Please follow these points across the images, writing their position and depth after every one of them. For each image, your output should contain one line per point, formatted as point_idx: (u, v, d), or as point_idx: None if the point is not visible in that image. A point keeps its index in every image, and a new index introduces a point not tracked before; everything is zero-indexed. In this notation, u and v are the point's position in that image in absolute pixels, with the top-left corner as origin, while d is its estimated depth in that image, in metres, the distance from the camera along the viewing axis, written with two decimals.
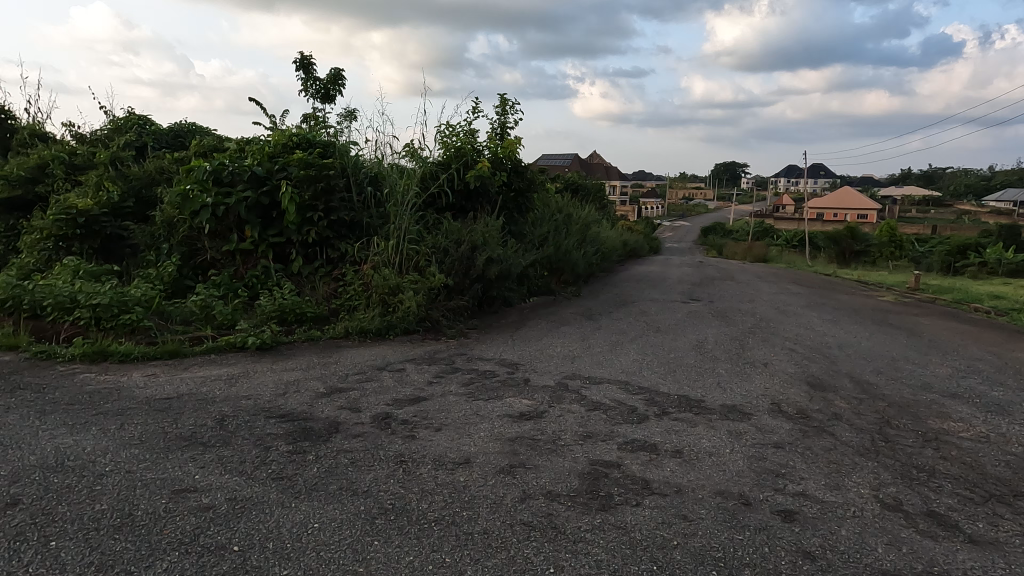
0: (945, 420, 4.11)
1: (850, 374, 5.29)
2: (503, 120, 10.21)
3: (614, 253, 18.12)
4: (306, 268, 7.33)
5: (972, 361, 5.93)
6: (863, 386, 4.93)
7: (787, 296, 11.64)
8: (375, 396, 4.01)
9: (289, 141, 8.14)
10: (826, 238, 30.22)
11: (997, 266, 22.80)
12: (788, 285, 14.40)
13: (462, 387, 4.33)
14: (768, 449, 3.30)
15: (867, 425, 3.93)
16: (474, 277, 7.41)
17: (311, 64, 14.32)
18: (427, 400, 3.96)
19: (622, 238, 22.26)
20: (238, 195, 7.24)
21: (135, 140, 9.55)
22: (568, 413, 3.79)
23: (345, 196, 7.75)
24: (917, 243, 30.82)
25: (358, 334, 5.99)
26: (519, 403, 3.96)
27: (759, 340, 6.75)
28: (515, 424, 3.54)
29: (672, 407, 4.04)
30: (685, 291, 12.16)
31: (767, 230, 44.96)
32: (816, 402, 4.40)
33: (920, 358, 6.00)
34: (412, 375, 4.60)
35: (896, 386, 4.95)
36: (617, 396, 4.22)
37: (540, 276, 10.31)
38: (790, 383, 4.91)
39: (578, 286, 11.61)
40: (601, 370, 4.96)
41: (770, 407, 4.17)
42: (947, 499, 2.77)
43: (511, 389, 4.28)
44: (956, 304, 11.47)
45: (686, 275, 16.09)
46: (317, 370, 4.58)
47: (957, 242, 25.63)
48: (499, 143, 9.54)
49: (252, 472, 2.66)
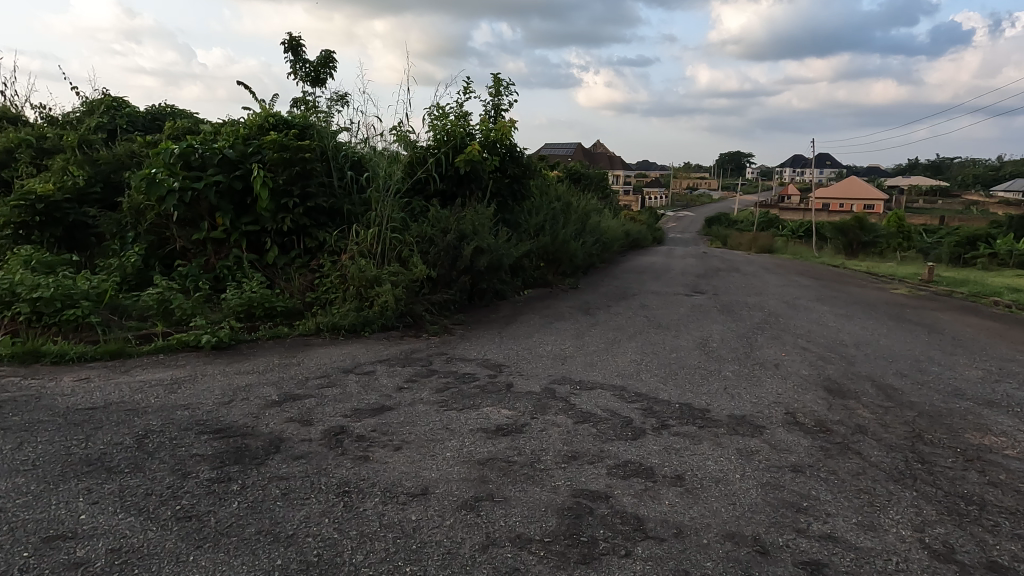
0: (985, 434, 3.61)
1: (871, 378, 4.78)
2: (496, 102, 9.65)
3: (615, 243, 17.59)
4: (281, 258, 6.84)
5: (1003, 362, 5.41)
6: (886, 392, 4.41)
7: (795, 289, 11.08)
8: (333, 405, 3.52)
9: (264, 122, 7.59)
10: (832, 228, 29.50)
11: (1008, 257, 22.14)
12: (795, 277, 13.81)
13: (436, 394, 3.83)
14: (786, 475, 2.79)
15: (896, 440, 3.44)
16: (462, 269, 6.89)
17: (301, 48, 13.73)
18: (392, 410, 3.46)
19: (623, 228, 21.65)
20: (207, 179, 6.73)
21: (108, 123, 9.02)
22: (552, 427, 3.29)
23: (324, 181, 7.22)
24: (925, 235, 30.12)
25: (330, 330, 5.50)
26: (497, 414, 3.46)
27: (768, 338, 6.22)
28: (489, 441, 3.03)
29: (673, 418, 3.53)
30: (688, 283, 11.61)
31: (772, 221, 44.25)
32: (836, 412, 3.88)
33: (946, 359, 5.47)
34: (381, 380, 4.10)
35: (924, 392, 4.43)
36: (609, 405, 3.71)
37: (536, 268, 9.80)
38: (805, 389, 4.40)
39: (576, 277, 11.10)
40: (593, 374, 4.45)
41: (784, 419, 3.66)
42: (1009, 545, 2.27)
43: (490, 397, 3.78)
44: (973, 298, 10.88)
45: (689, 267, 15.49)
46: (275, 373, 4.10)
47: (967, 233, 24.97)
48: (492, 127, 8.99)
49: (155, 510, 2.17)
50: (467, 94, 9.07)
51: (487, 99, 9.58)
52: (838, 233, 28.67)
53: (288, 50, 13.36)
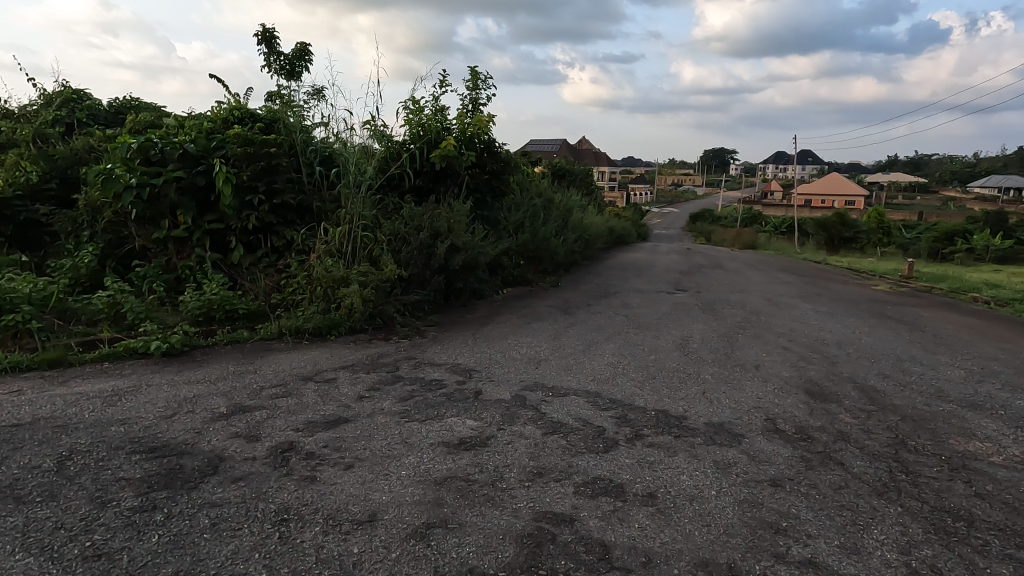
0: (970, 439, 3.47)
1: (854, 380, 4.64)
2: (474, 96, 9.40)
3: (599, 240, 17.45)
4: (246, 258, 6.55)
5: (986, 361, 5.31)
6: (868, 394, 4.27)
7: (777, 285, 11.01)
8: (285, 417, 3.29)
9: (229, 116, 7.26)
10: (815, 224, 29.69)
11: (985, 252, 22.42)
12: (778, 273, 13.77)
13: (398, 403, 3.61)
14: (764, 490, 2.62)
15: (879, 448, 3.29)
16: (436, 268, 6.65)
17: (275, 40, 13.33)
18: (348, 423, 3.23)
19: (607, 225, 21.51)
20: (167, 175, 6.41)
21: (67, 117, 8.61)
22: (519, 439, 3.09)
23: (292, 177, 6.93)
24: (904, 230, 30.46)
25: (295, 334, 5.24)
26: (461, 426, 3.24)
27: (749, 338, 6.08)
28: (449, 457, 2.82)
29: (648, 427, 3.35)
30: (670, 280, 11.49)
31: (755, 217, 44.53)
32: (817, 418, 3.73)
33: (928, 358, 5.37)
34: (342, 388, 3.86)
35: (907, 394, 4.30)
36: (582, 413, 3.52)
37: (516, 266, 9.58)
38: (786, 392, 4.25)
39: (557, 275, 10.92)
40: (567, 379, 4.26)
41: (764, 426, 3.49)
42: (999, 568, 2.11)
43: (456, 406, 3.57)
44: (953, 294, 10.89)
45: (672, 263, 15.40)
46: (228, 382, 3.84)
47: (945, 228, 25.25)
48: (470, 121, 8.74)
49: (60, 548, 1.93)
50: (443, 87, 8.81)
51: (464, 92, 9.32)
52: (820, 229, 28.86)
53: (262, 42, 12.96)
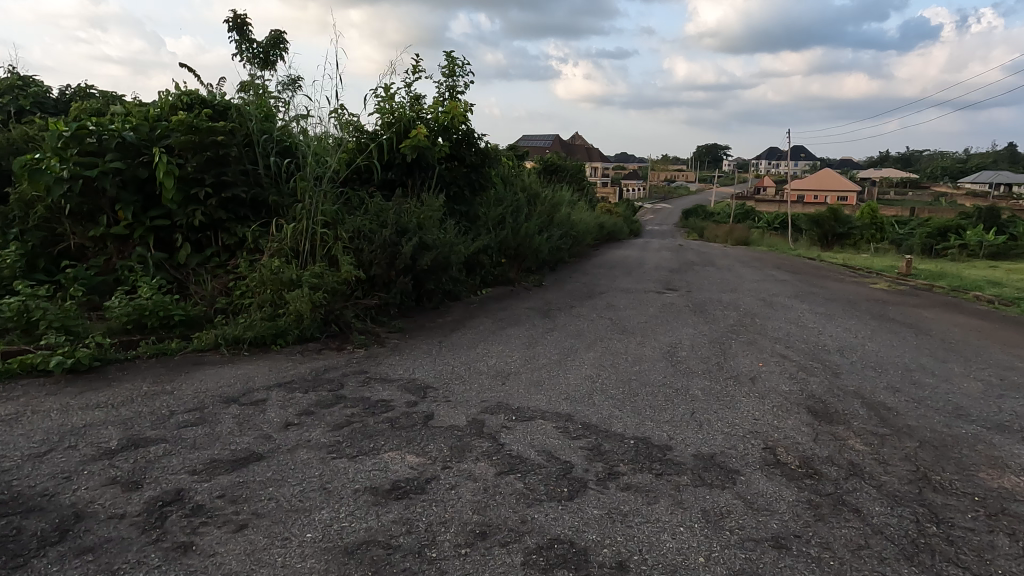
0: (1002, 472, 2.96)
1: (861, 395, 4.13)
2: (450, 84, 8.82)
3: (588, 236, 16.93)
4: (192, 257, 5.94)
5: (1002, 370, 4.82)
6: (879, 414, 3.75)
7: (771, 284, 10.51)
8: (188, 453, 2.71)
9: (177, 102, 6.62)
10: (808, 220, 29.33)
11: (979, 248, 22.16)
12: (771, 271, 13.30)
13: (330, 432, 3.04)
14: (764, 556, 2.08)
15: (898, 485, 2.77)
16: (401, 268, 6.08)
17: (247, 28, 12.62)
18: (261, 461, 2.66)
19: (598, 221, 20.98)
20: (102, 166, 5.77)
21: (8, 105, 7.93)
22: (467, 482, 2.54)
23: (244, 169, 6.32)
24: (897, 226, 30.18)
25: (235, 344, 4.66)
26: (397, 464, 2.68)
27: (743, 345, 5.55)
28: (373, 510, 2.26)
29: (624, 463, 2.81)
30: (660, 279, 10.96)
31: (747, 213, 44.17)
32: (822, 445, 3.20)
33: (939, 367, 4.86)
34: (270, 412, 3.29)
35: (922, 413, 3.78)
36: (547, 445, 2.97)
37: (496, 264, 9.02)
38: (786, 412, 3.72)
39: (541, 274, 10.37)
40: (536, 398, 3.71)
41: (762, 458, 2.96)
42: None
43: (398, 435, 3.01)
44: (954, 292, 10.42)
45: (662, 261, 14.88)
46: (134, 407, 3.26)
47: (938, 224, 24.99)
48: (444, 110, 8.15)
49: None
50: (416, 74, 8.19)
51: (439, 80, 8.73)
52: (813, 225, 28.51)
53: (233, 29, 12.28)
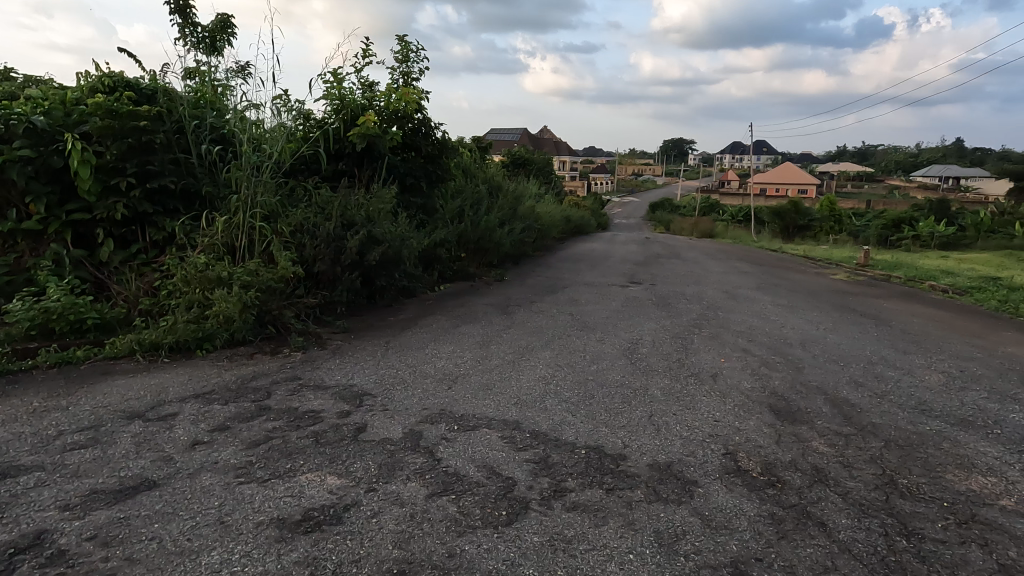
0: (970, 472, 2.81)
1: (824, 392, 3.97)
2: (403, 70, 8.40)
3: (554, 230, 16.73)
4: (115, 255, 5.43)
5: (963, 362, 4.74)
6: (842, 412, 3.58)
7: (734, 276, 10.47)
8: (65, 484, 2.32)
9: (97, 84, 6.01)
10: (770, 212, 29.85)
11: (930, 238, 22.93)
12: (734, 262, 13.32)
13: (244, 451, 2.68)
14: None
15: (865, 491, 2.58)
16: (348, 264, 5.69)
17: (190, 10, 11.88)
18: (152, 490, 2.29)
19: (565, 214, 20.83)
20: (6, 153, 5.19)
21: None
22: (392, 507, 2.22)
23: (174, 157, 5.81)
24: (855, 218, 30.98)
25: (156, 350, 4.22)
26: (314, 488, 2.34)
27: (706, 340, 5.37)
28: (274, 549, 1.93)
29: (573, 477, 2.54)
30: (625, 272, 10.80)
31: (712, 206, 44.79)
32: (786, 449, 3.00)
33: (901, 359, 4.77)
34: (178, 429, 2.91)
35: (885, 409, 3.64)
36: (489, 458, 2.67)
37: (455, 259, 8.68)
38: (748, 412, 3.51)
39: (504, 268, 10.08)
40: (483, 404, 3.41)
41: (723, 466, 2.73)
42: None
43: (322, 453, 2.67)
44: (910, 282, 10.59)
45: (628, 254, 14.80)
46: (16, 428, 2.83)
47: (892, 216, 25.74)
48: (397, 96, 7.74)
49: None
50: (367, 58, 7.75)
51: (392, 66, 8.31)
52: (775, 217, 29.02)
53: (174, 11, 11.53)
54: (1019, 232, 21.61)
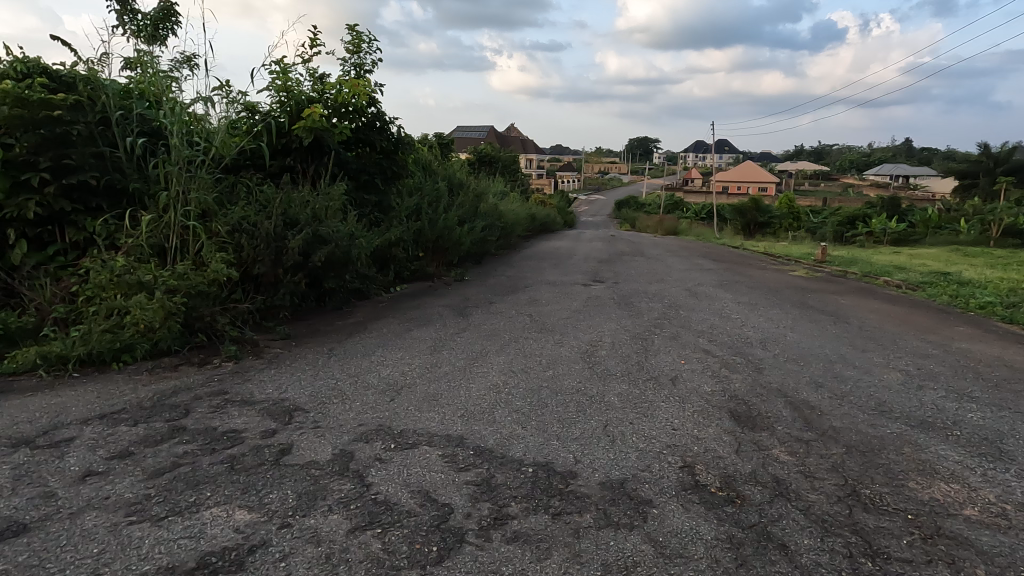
0: (932, 478, 2.70)
1: (784, 394, 3.86)
2: (355, 62, 8.03)
3: (519, 228, 16.54)
4: (28, 257, 4.93)
5: (919, 359, 4.73)
6: (802, 416, 3.46)
7: (697, 274, 10.45)
8: None
9: (8, 69, 5.41)
10: (732, 210, 30.38)
11: (883, 235, 23.71)
12: (697, 260, 13.38)
13: (143, 482, 2.35)
14: None
15: (828, 505, 2.43)
16: (290, 265, 5.33)
17: None
18: (19, 537, 1.94)
19: (530, 212, 20.66)
20: None
21: None
22: (307, 547, 1.94)
23: (95, 150, 5.32)
24: (812, 215, 31.85)
25: (65, 363, 3.81)
26: (216, 527, 2.04)
27: (666, 341, 5.23)
28: None
29: (516, 500, 2.31)
30: (588, 270, 10.67)
31: (676, 204, 45.44)
32: (745, 459, 2.84)
33: (859, 358, 4.72)
34: (71, 457, 2.55)
35: (845, 411, 3.54)
36: (426, 482, 2.42)
37: (412, 259, 8.36)
38: (707, 418, 3.36)
39: (464, 268, 9.82)
40: (427, 417, 3.15)
41: (680, 481, 2.55)
42: None
43: (236, 481, 2.36)
44: (866, 278, 10.77)
45: (592, 252, 14.72)
46: None
47: (847, 213, 26.53)
48: (348, 88, 7.39)
49: None
50: (315, 48, 7.35)
51: (344, 57, 7.93)
52: (737, 214, 29.54)
53: None
54: (964, 228, 22.51)
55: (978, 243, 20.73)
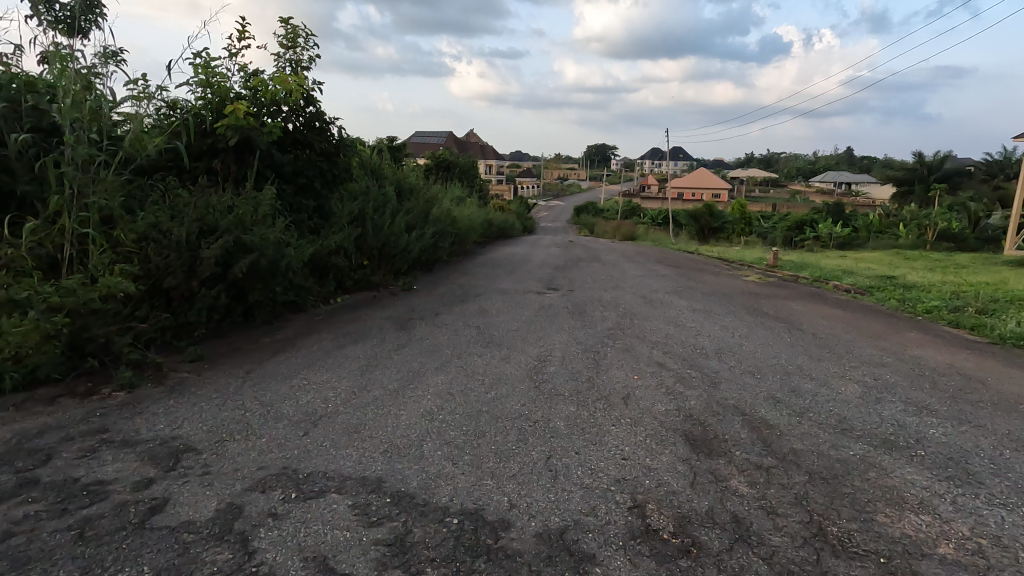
0: (901, 510, 2.46)
1: (741, 412, 3.60)
2: (291, 58, 7.48)
3: (475, 234, 16.17)
4: None
5: (874, 368, 4.59)
6: (761, 437, 3.20)
7: (652, 280, 10.30)
8: None
9: None
10: (687, 215, 30.87)
11: (829, 239, 24.50)
12: (653, 265, 13.31)
13: None
14: None
15: (793, 550, 2.14)
16: (207, 277, 4.78)
17: None
18: None
19: (487, 218, 20.33)
20: None
21: None
22: None
23: None
24: (763, 220, 32.77)
25: None
26: None
27: (619, 354, 4.94)
28: None
29: (435, 566, 1.92)
30: (542, 278, 10.38)
31: (633, 210, 46.03)
32: (702, 494, 2.54)
33: (816, 368, 4.54)
34: None
35: (805, 431, 3.30)
36: (327, 546, 2.00)
37: (355, 268, 7.86)
38: (661, 445, 3.05)
39: (413, 276, 9.36)
40: (343, 455, 2.72)
41: (629, 529, 2.21)
42: None
43: (82, 557, 1.89)
44: (817, 282, 10.87)
45: (548, 258, 14.47)
46: None
47: (796, 219, 27.34)
48: (281, 85, 6.85)
49: None
50: (245, 41, 6.77)
51: (278, 52, 7.37)
52: (691, 219, 30.02)
53: None
54: (904, 233, 23.50)
55: (917, 247, 21.63)
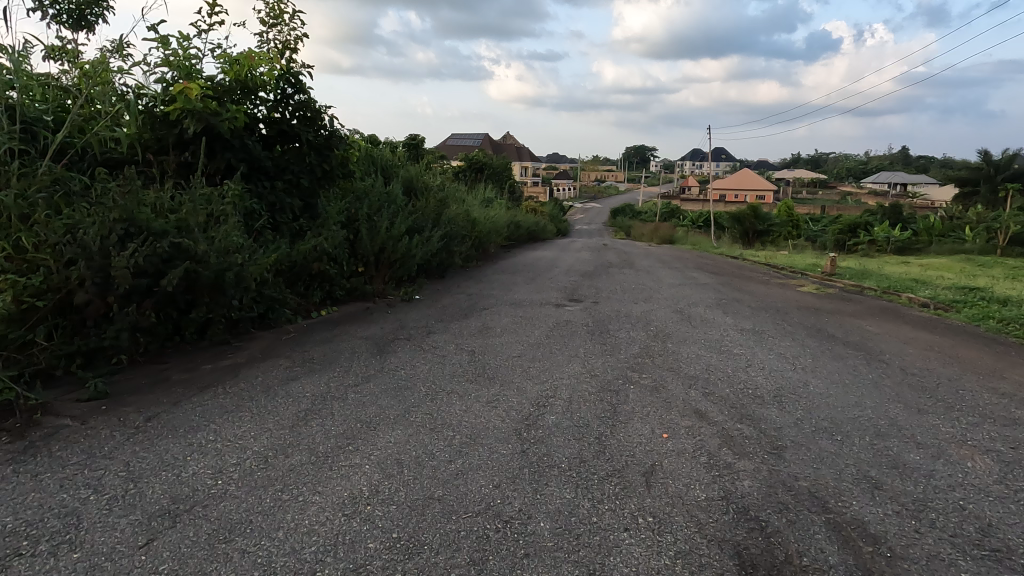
0: None
1: (823, 507, 2.41)
2: (276, 38, 6.62)
3: (499, 237, 15.13)
4: None
5: (1005, 429, 3.28)
6: (863, 568, 2.01)
7: (690, 290, 9.00)
8: None
9: None
10: (729, 218, 29.06)
11: (885, 243, 22.36)
12: (691, 273, 11.93)
13: None
14: None
15: None
16: (128, 290, 3.87)
17: None
18: None
19: (514, 221, 19.32)
20: None
21: None
22: None
23: None
24: (812, 223, 30.58)
25: None
26: None
27: (645, 396, 3.76)
28: None
29: None
30: (564, 286, 9.24)
31: (672, 212, 44.12)
32: None
33: (920, 427, 3.27)
34: None
35: (932, 555, 2.09)
36: None
37: (345, 276, 6.91)
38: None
39: (418, 284, 8.37)
40: None
41: None
42: None
43: None
44: (885, 295, 9.32)
45: (575, 263, 13.27)
46: None
47: (848, 221, 25.29)
48: (255, 63, 5.96)
49: None
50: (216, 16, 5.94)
51: (261, 30, 6.53)
52: (734, 222, 28.13)
53: None
54: (970, 236, 21.24)
55: (986, 251, 19.43)
